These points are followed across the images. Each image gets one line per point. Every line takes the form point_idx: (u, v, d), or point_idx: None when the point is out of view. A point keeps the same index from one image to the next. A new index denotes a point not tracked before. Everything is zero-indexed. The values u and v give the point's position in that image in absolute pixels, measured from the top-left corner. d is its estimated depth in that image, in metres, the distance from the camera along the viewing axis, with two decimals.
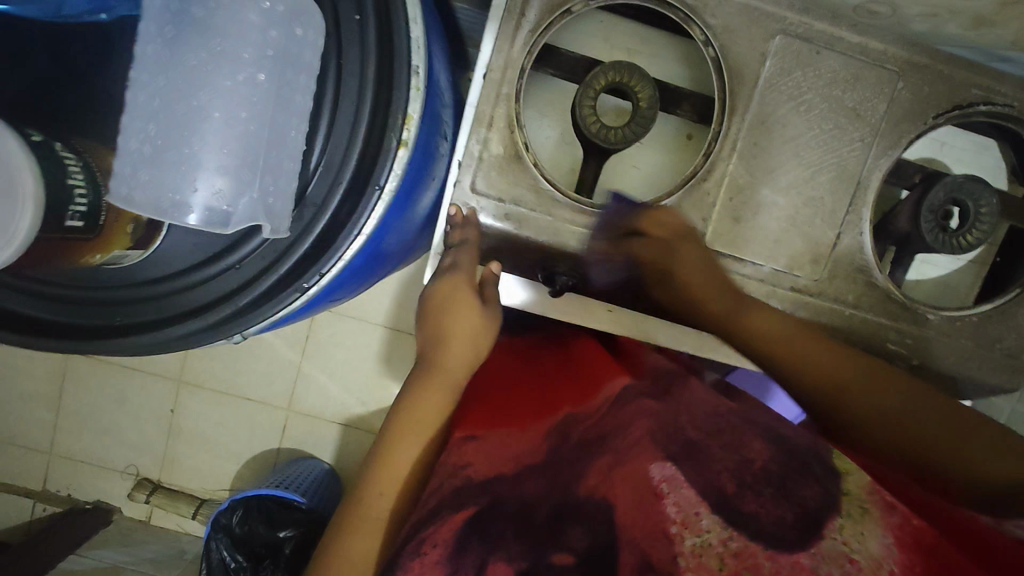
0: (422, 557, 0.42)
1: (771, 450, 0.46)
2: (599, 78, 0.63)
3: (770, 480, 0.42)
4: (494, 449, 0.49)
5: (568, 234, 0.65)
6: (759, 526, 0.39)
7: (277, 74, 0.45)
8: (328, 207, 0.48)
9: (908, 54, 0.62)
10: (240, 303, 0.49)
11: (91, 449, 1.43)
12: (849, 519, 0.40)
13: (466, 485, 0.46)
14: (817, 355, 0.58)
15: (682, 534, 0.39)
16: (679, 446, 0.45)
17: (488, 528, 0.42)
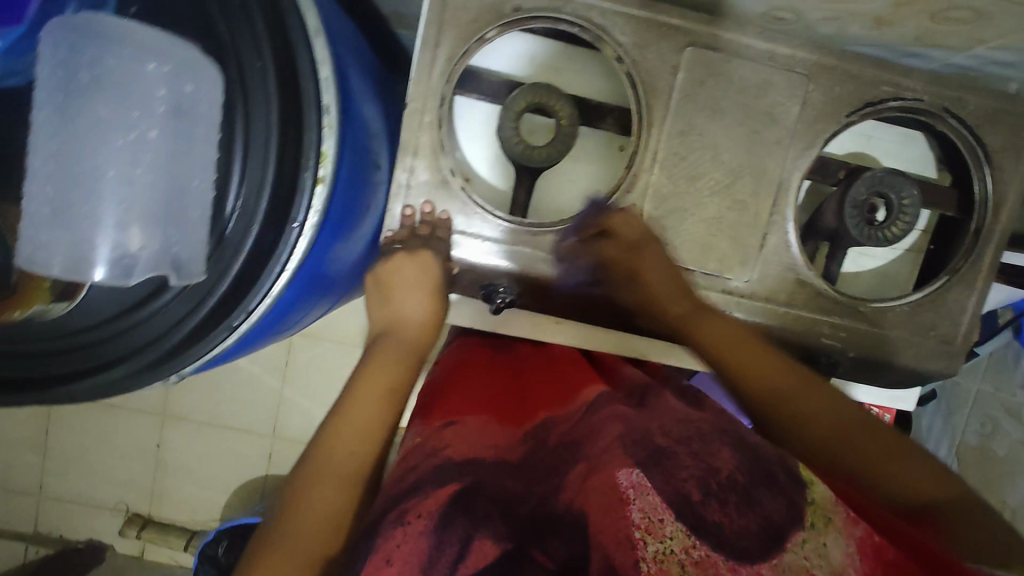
0: (405, 526, 0.41)
1: (738, 458, 0.47)
2: (519, 100, 0.65)
3: (734, 488, 0.44)
4: (476, 442, 0.50)
5: (500, 252, 0.67)
6: (720, 535, 0.41)
7: (172, 128, 0.48)
8: (244, 246, 0.49)
9: (816, 57, 0.64)
10: (168, 346, 0.50)
11: (79, 488, 1.44)
12: (811, 531, 0.42)
13: (446, 463, 0.46)
14: (770, 367, 0.57)
15: (645, 539, 0.39)
16: (647, 452, 0.45)
17: (474, 506, 0.41)
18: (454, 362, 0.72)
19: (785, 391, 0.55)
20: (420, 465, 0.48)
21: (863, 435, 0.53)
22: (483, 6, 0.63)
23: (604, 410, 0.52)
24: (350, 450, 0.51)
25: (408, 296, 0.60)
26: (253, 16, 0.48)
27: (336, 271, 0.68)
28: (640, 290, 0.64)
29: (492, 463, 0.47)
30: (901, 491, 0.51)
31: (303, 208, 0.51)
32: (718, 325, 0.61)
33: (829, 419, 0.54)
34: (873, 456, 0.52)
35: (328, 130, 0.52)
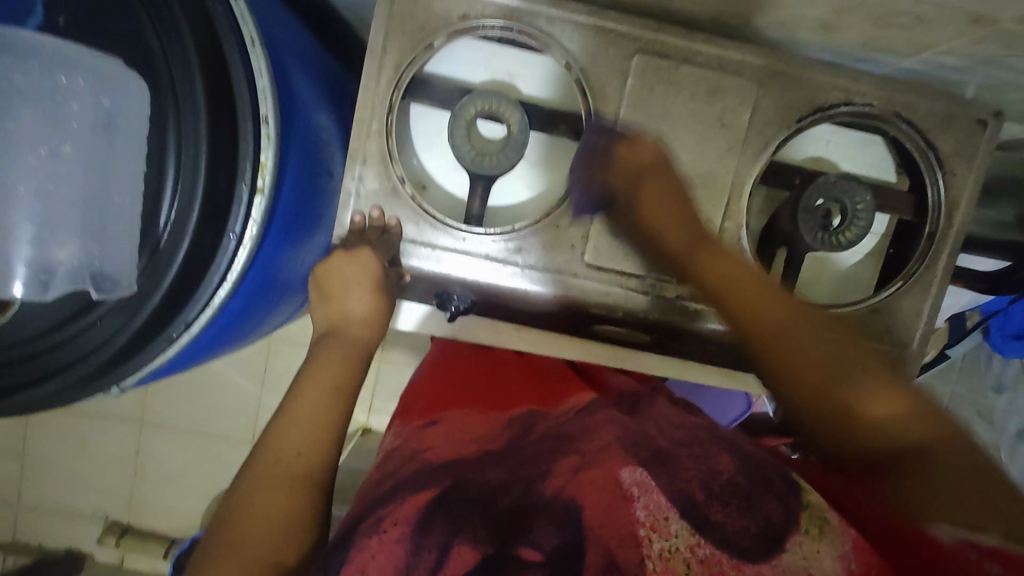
0: (382, 533, 0.48)
1: (736, 463, 0.53)
2: (468, 108, 0.65)
3: (736, 491, 0.49)
4: (456, 442, 0.61)
5: (450, 260, 0.67)
6: (722, 535, 0.46)
7: (89, 143, 0.48)
8: (175, 256, 0.48)
9: (766, 61, 0.64)
10: (100, 359, 0.50)
11: (57, 496, 1.43)
12: (807, 537, 0.47)
13: (424, 466, 0.57)
14: (771, 312, 0.58)
15: (650, 536, 0.46)
16: (650, 453, 0.53)
17: (452, 510, 0.49)
18: (439, 367, 0.81)
19: (786, 330, 0.57)
20: (399, 470, 0.58)
21: (850, 366, 0.55)
22: (430, 13, 0.63)
23: (597, 414, 0.60)
24: (299, 450, 0.51)
25: (355, 293, 0.61)
26: (180, 25, 0.47)
27: (287, 280, 0.67)
28: (662, 250, 0.63)
29: (473, 459, 0.58)
30: (875, 439, 0.52)
31: (240, 220, 0.52)
32: (745, 275, 0.60)
33: (816, 356, 0.56)
34: (864, 398, 0.53)
35: (265, 141, 0.52)
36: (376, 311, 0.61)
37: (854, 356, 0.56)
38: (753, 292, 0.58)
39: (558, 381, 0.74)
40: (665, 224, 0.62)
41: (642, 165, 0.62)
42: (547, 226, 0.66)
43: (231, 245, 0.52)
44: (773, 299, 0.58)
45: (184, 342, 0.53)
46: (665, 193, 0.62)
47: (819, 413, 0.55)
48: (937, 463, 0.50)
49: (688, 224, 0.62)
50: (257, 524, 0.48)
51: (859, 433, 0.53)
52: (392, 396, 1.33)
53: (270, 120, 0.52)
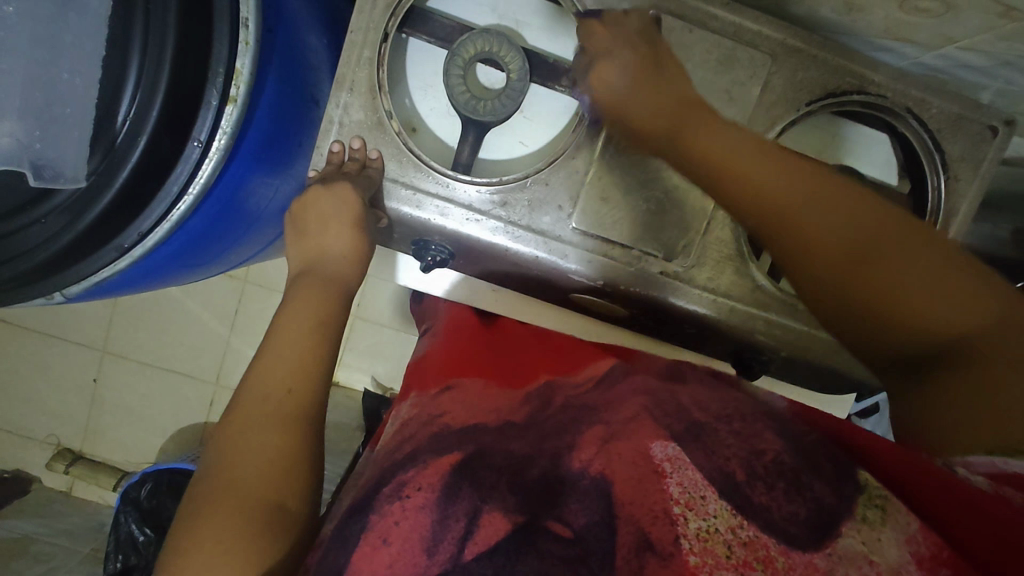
0: (405, 500, 0.40)
1: (784, 440, 0.42)
2: (467, 47, 0.62)
3: (784, 473, 0.38)
4: (473, 408, 0.50)
5: (430, 205, 0.63)
6: (767, 518, 0.36)
7: (37, 11, 0.43)
8: (130, 157, 0.45)
9: (783, 36, 0.61)
10: (40, 259, 0.46)
11: (10, 416, 1.39)
12: (865, 524, 0.35)
13: (444, 432, 0.46)
14: (782, 181, 0.47)
15: (685, 515, 0.36)
16: (684, 426, 0.42)
17: (477, 475, 0.41)
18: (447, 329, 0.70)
19: (796, 201, 0.46)
20: (418, 434, 0.47)
21: (881, 232, 0.45)
22: None
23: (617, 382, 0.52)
24: (288, 387, 0.47)
25: (335, 229, 0.57)
26: None
27: (255, 209, 0.63)
28: (622, 120, 0.54)
29: (491, 429, 0.46)
30: (924, 333, 0.44)
31: (206, 127, 0.48)
32: (746, 150, 0.48)
33: (841, 229, 0.46)
34: (912, 280, 0.44)
35: (242, 46, 0.48)
36: (359, 248, 0.58)
37: (916, 248, 0.45)
38: (747, 160, 0.48)
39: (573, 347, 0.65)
40: (643, 112, 0.52)
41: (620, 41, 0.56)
42: (536, 182, 0.64)
43: (195, 154, 0.48)
44: (766, 162, 0.48)
45: (138, 255, 0.50)
46: (643, 69, 0.54)
47: (849, 302, 0.46)
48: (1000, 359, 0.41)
49: (657, 102, 0.52)
50: (249, 468, 0.44)
51: (903, 321, 0.44)
52: (363, 352, 1.30)
53: (250, 24, 0.48)
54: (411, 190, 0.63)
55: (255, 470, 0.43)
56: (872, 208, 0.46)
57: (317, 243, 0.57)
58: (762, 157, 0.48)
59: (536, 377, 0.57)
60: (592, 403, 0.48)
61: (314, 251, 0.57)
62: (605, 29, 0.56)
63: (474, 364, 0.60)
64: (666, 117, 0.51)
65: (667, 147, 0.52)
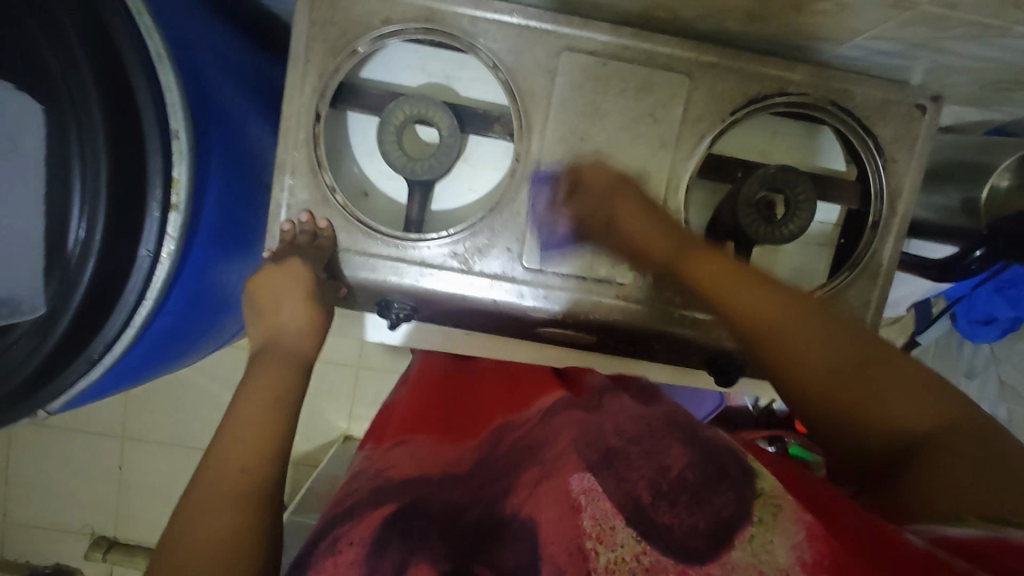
0: (337, 557, 0.42)
1: (689, 454, 0.45)
2: (396, 113, 0.64)
3: (687, 488, 0.42)
4: (422, 461, 0.54)
5: (384, 267, 0.66)
6: (667, 540, 0.39)
7: None
8: (82, 278, 0.48)
9: (696, 54, 0.62)
10: (15, 384, 0.49)
11: (44, 513, 1.43)
12: (759, 527, 0.38)
13: (387, 484, 0.50)
14: (752, 301, 0.51)
15: (596, 549, 0.38)
16: (598, 454, 0.45)
17: (409, 530, 0.43)
18: (419, 378, 0.76)
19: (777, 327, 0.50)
20: (362, 487, 0.51)
21: (858, 368, 0.47)
22: (352, 19, 0.62)
23: (561, 415, 0.53)
24: (243, 465, 0.49)
25: (289, 306, 0.59)
26: (70, 37, 0.47)
27: (222, 295, 0.66)
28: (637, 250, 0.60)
29: (433, 481, 0.50)
30: (881, 434, 0.46)
31: (154, 236, 0.51)
32: (705, 258, 0.55)
33: (806, 347, 0.49)
34: (860, 401, 0.47)
35: (177, 155, 0.52)
36: (310, 321, 0.60)
37: (877, 370, 0.47)
38: (717, 280, 0.53)
39: (536, 380, 0.68)
40: (637, 227, 0.59)
41: (603, 180, 0.61)
42: (482, 229, 0.66)
43: (145, 264, 0.51)
44: (734, 282, 0.53)
45: (109, 364, 0.52)
46: (640, 209, 0.59)
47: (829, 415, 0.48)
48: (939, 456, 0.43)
49: (661, 226, 0.58)
50: (198, 553, 0.44)
51: (879, 422, 0.46)
52: (370, 402, 1.33)
53: (181, 134, 0.52)
54: (365, 257, 0.66)
55: (204, 550, 0.45)
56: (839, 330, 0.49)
57: (274, 324, 0.59)
58: (735, 279, 0.53)
59: (490, 421, 0.60)
60: (542, 444, 0.50)
61: (272, 330, 0.59)
62: (585, 176, 0.62)
63: (430, 414, 0.65)
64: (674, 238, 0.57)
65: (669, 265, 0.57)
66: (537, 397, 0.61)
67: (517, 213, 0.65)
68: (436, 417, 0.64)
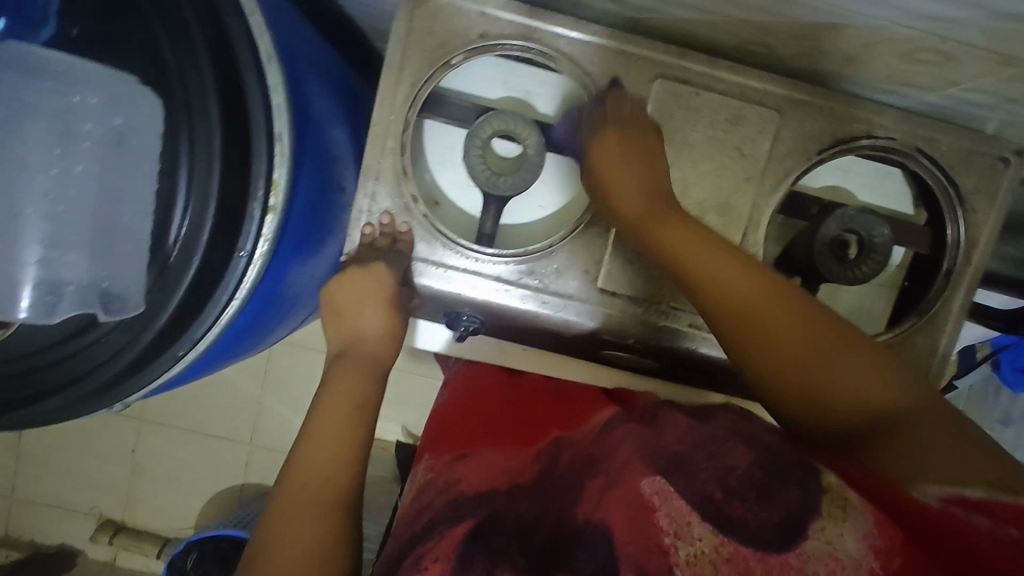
0: (423, 571, 0.43)
1: (755, 454, 0.45)
2: (485, 126, 0.65)
3: (754, 484, 0.42)
4: (488, 471, 0.54)
5: (461, 279, 0.66)
6: (744, 531, 0.40)
7: (101, 162, 0.47)
8: (184, 274, 0.48)
9: (788, 91, 0.63)
10: (106, 376, 0.48)
11: (55, 492, 1.41)
12: (828, 520, 0.39)
13: (459, 498, 0.50)
14: (736, 280, 0.50)
15: (676, 544, 0.39)
16: (664, 461, 0.45)
17: (490, 542, 0.43)
18: (461, 376, 0.75)
19: (741, 299, 0.49)
20: (434, 502, 0.52)
21: (817, 342, 0.46)
22: (449, 30, 0.62)
23: (617, 428, 0.52)
24: (327, 475, 0.50)
25: (368, 309, 0.61)
26: (195, 37, 0.47)
27: (294, 294, 0.66)
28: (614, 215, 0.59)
29: (503, 492, 0.50)
30: (857, 406, 0.45)
31: (251, 239, 0.50)
32: (685, 235, 0.53)
33: (788, 329, 0.47)
34: (834, 375, 0.45)
35: (279, 158, 0.51)
36: (393, 326, 0.62)
37: (830, 346, 0.46)
38: (694, 250, 0.52)
39: (582, 399, 0.66)
40: (625, 192, 0.57)
41: (627, 119, 0.60)
42: (559, 250, 0.66)
43: (241, 264, 0.50)
44: (714, 255, 0.51)
45: (190, 360, 0.51)
46: (634, 155, 0.58)
47: (788, 382, 0.47)
48: (923, 430, 0.42)
49: (645, 188, 0.57)
50: (293, 554, 0.45)
51: (825, 392, 0.45)
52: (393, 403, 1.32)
53: (285, 137, 0.51)
54: (441, 268, 0.65)
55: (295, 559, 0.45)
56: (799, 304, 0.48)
57: (351, 326, 0.61)
58: (708, 249, 0.52)
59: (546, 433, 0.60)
60: (598, 458, 0.49)
61: (350, 333, 0.61)
62: (613, 103, 0.61)
63: (479, 423, 0.64)
64: (658, 202, 0.56)
65: (640, 228, 0.56)
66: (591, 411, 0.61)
67: (592, 235, 0.66)
68: (490, 427, 0.63)
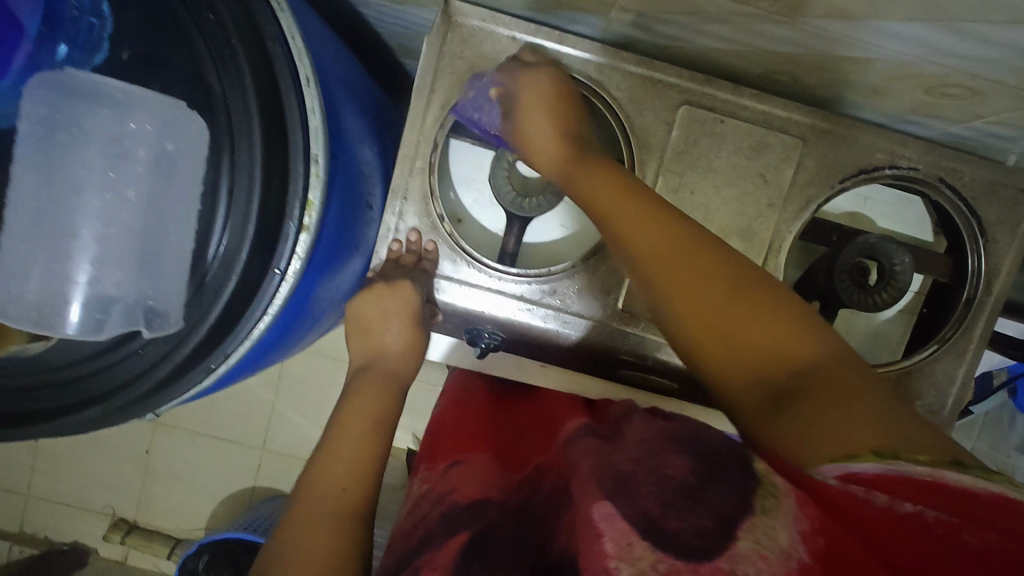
0: None
1: (691, 465, 0.43)
2: (510, 151, 0.69)
3: (688, 492, 0.40)
4: (480, 482, 0.53)
5: (485, 297, 0.67)
6: (677, 542, 0.36)
7: (152, 187, 0.48)
8: (223, 291, 0.49)
9: (813, 120, 0.64)
10: (142, 389, 0.49)
11: (68, 490, 1.40)
12: (760, 516, 0.36)
13: (454, 509, 0.49)
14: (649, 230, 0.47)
15: (618, 569, 0.34)
16: (611, 483, 0.42)
17: (487, 556, 0.42)
18: (450, 399, 0.72)
19: (673, 247, 0.46)
20: (428, 516, 0.50)
21: (741, 297, 0.44)
22: (479, 54, 0.64)
23: (579, 442, 0.52)
24: (344, 486, 0.50)
25: (393, 327, 0.62)
26: (241, 63, 0.48)
27: (320, 308, 0.67)
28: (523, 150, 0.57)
29: (496, 505, 0.49)
30: (774, 360, 0.42)
31: (285, 257, 0.51)
32: (599, 184, 0.51)
33: (695, 272, 0.45)
34: (745, 327, 0.43)
35: (315, 179, 0.52)
36: (416, 345, 0.63)
37: (776, 306, 0.43)
38: (619, 203, 0.49)
39: (563, 410, 0.64)
40: (536, 133, 0.56)
41: (555, 77, 0.58)
42: (581, 272, 0.67)
43: (275, 281, 0.51)
44: (645, 209, 0.48)
45: (221, 371, 0.52)
46: (549, 104, 0.56)
47: (700, 335, 0.45)
48: (826, 393, 0.39)
49: (561, 129, 0.55)
50: (301, 566, 0.44)
51: (734, 345, 0.43)
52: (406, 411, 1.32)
53: (321, 159, 0.52)
54: (464, 286, 0.67)
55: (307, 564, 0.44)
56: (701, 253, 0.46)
57: (375, 344, 0.62)
58: (636, 202, 0.49)
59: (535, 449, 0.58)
60: (564, 479, 0.49)
61: (374, 350, 0.61)
62: (528, 68, 0.59)
63: (467, 432, 0.63)
64: (574, 148, 0.54)
65: (564, 175, 0.54)
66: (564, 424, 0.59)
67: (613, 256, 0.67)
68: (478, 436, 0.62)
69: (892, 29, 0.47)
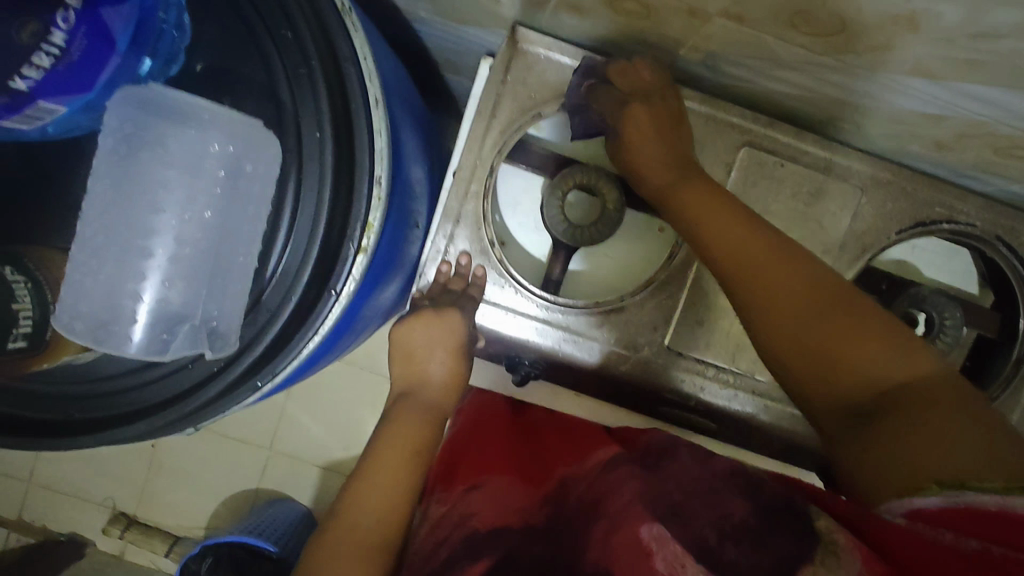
0: None
1: (750, 504, 0.43)
2: (567, 179, 0.66)
3: (751, 529, 0.40)
4: (501, 504, 0.50)
5: (527, 326, 0.66)
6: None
7: (223, 209, 0.47)
8: (282, 311, 0.48)
9: (872, 170, 0.64)
10: (191, 405, 0.48)
11: (60, 475, 1.25)
12: (818, 566, 0.36)
13: (476, 534, 0.47)
14: (735, 239, 0.50)
15: None
16: (663, 507, 0.42)
17: None
18: (464, 411, 0.67)
19: (756, 270, 0.48)
20: (451, 537, 0.48)
21: (835, 317, 0.45)
22: (543, 84, 0.64)
23: (619, 467, 0.49)
24: (378, 515, 0.49)
25: (435, 355, 0.60)
26: (317, 85, 0.47)
27: (362, 325, 0.66)
28: (641, 181, 0.60)
29: (518, 531, 0.47)
30: (859, 384, 0.44)
31: (343, 278, 0.49)
32: (704, 205, 0.53)
33: (794, 291, 0.47)
34: (847, 347, 0.44)
35: (376, 201, 0.50)
36: (459, 376, 0.61)
37: (852, 322, 0.45)
38: (705, 217, 0.52)
39: (583, 433, 0.61)
40: (655, 156, 0.58)
41: (638, 87, 0.60)
42: (631, 306, 0.66)
43: (331, 303, 0.49)
44: (733, 232, 0.50)
45: (268, 389, 0.50)
46: (659, 125, 0.59)
47: (801, 351, 0.46)
48: (919, 416, 0.40)
49: (670, 154, 0.58)
50: None
51: (845, 370, 0.44)
52: None
53: (383, 180, 0.50)
54: (508, 312, 0.66)
55: None
56: (800, 268, 0.48)
57: (419, 371, 0.61)
58: (720, 217, 0.52)
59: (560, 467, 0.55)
60: (598, 499, 0.46)
61: (418, 377, 0.61)
62: (621, 76, 0.60)
63: (483, 447, 0.59)
64: (674, 169, 0.58)
65: (665, 198, 0.57)
66: (593, 449, 0.56)
67: (660, 293, 0.67)
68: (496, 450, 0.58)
69: (977, 91, 0.46)
